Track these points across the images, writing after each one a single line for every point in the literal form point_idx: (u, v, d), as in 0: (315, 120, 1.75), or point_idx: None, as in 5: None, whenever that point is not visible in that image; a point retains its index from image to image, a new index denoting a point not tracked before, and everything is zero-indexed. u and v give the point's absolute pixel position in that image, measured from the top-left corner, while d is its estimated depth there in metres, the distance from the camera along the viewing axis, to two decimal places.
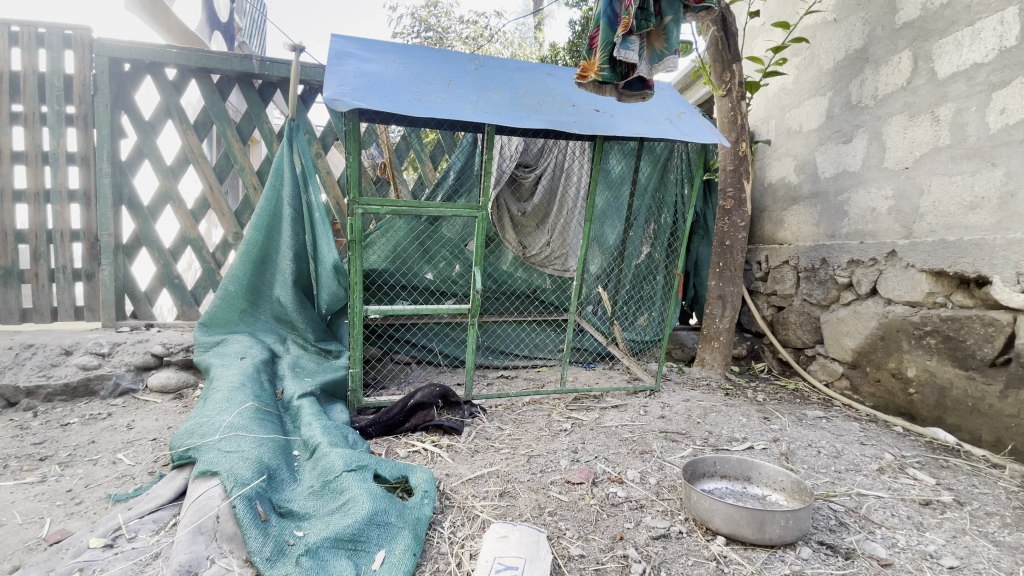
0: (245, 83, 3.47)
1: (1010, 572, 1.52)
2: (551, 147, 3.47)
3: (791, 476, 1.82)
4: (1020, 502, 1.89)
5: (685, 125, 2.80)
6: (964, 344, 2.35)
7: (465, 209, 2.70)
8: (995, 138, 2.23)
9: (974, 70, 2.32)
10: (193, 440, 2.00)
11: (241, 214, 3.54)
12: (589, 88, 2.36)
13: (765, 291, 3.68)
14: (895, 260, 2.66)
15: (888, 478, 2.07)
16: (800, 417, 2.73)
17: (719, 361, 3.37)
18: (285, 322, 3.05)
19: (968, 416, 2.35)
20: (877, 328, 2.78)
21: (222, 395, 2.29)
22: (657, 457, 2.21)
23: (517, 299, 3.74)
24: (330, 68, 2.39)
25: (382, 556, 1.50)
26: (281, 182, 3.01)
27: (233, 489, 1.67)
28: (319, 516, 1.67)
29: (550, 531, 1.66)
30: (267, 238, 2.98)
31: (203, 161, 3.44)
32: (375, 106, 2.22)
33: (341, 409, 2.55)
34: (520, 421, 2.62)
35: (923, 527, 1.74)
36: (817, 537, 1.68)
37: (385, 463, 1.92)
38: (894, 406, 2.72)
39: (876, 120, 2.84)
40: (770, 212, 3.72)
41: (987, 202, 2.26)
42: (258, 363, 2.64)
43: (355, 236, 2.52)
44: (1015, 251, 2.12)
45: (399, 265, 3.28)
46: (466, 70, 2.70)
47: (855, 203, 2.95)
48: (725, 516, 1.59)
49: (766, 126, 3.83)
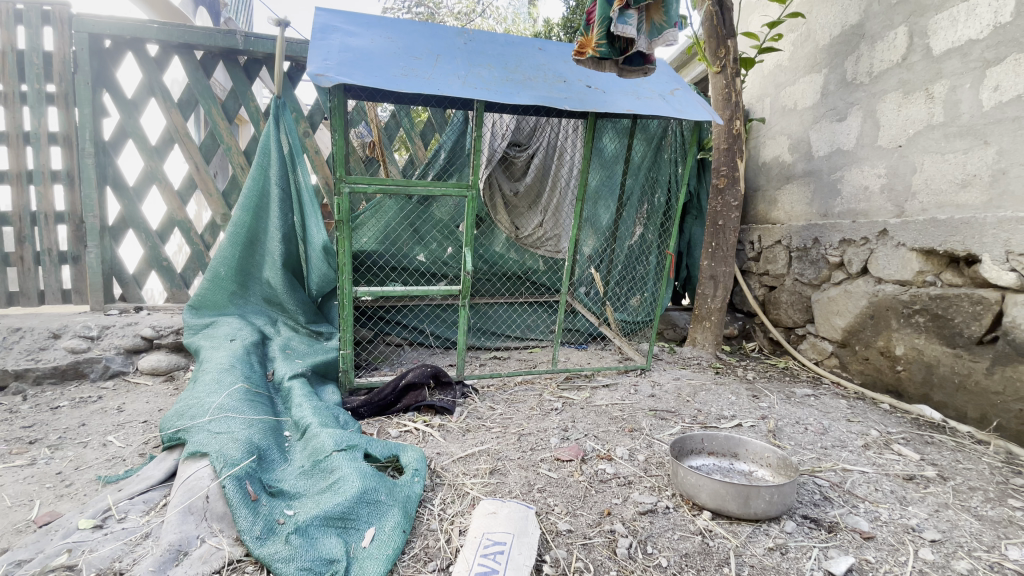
0: (229, 60, 3.37)
1: (991, 545, 1.55)
2: (543, 126, 3.41)
3: (777, 452, 1.84)
4: (1002, 477, 1.92)
5: (679, 102, 2.76)
6: (953, 322, 2.37)
7: (454, 187, 2.65)
8: (989, 115, 2.21)
9: (969, 46, 2.28)
10: (183, 421, 1.99)
11: (229, 194, 3.48)
12: (587, 66, 2.31)
13: (758, 271, 3.69)
14: (887, 239, 2.66)
15: (873, 454, 2.10)
16: (789, 395, 2.76)
17: (710, 340, 3.40)
18: (275, 304, 3.03)
19: (955, 393, 2.38)
20: (867, 307, 2.80)
21: (212, 377, 2.28)
22: (646, 435, 2.23)
23: (508, 280, 3.73)
24: (315, 42, 2.33)
25: (371, 533, 1.51)
26: (268, 162, 2.95)
27: (223, 468, 1.67)
28: (309, 495, 1.68)
29: (539, 507, 1.68)
30: (255, 219, 2.94)
31: (188, 140, 3.36)
32: (360, 82, 2.16)
33: (332, 390, 2.55)
34: (511, 400, 2.64)
35: (906, 502, 1.77)
36: (802, 511, 1.70)
37: (375, 442, 1.93)
38: (881, 383, 2.75)
39: (870, 97, 2.81)
40: (764, 191, 3.70)
41: (978, 179, 2.25)
42: (248, 345, 2.63)
43: (343, 216, 2.48)
44: (1005, 229, 2.12)
45: (389, 246, 3.24)
46: (454, 45, 2.64)
47: (848, 182, 2.93)
48: (711, 492, 1.61)
49: (761, 104, 3.78)
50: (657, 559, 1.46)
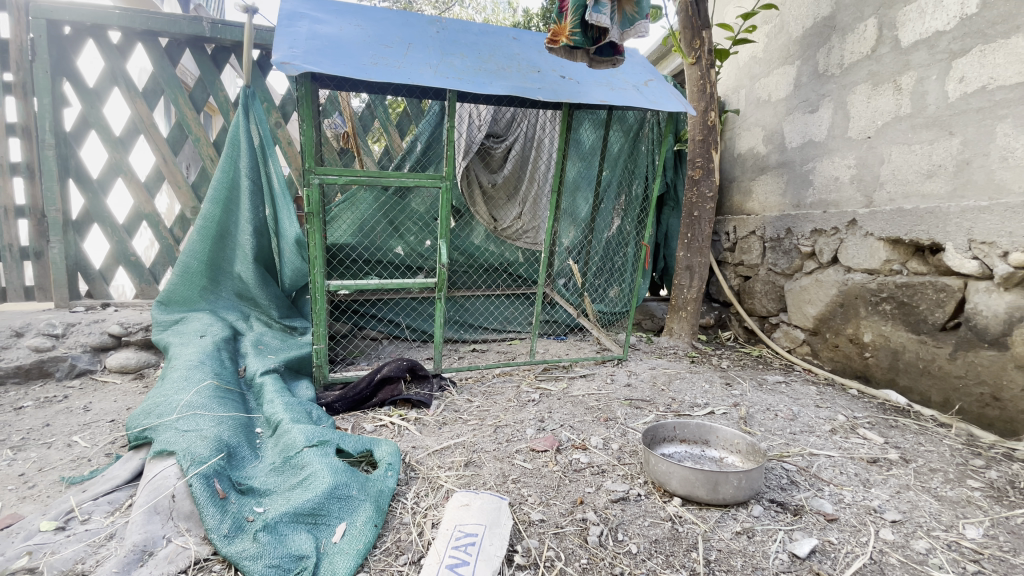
0: (196, 48, 3.26)
1: (948, 525, 1.60)
2: (520, 118, 3.40)
3: (747, 438, 1.87)
4: (962, 459, 1.99)
5: (652, 92, 2.76)
6: (917, 310, 2.44)
7: (428, 178, 2.61)
8: (954, 106, 2.26)
9: (936, 38, 2.32)
10: (150, 420, 1.94)
11: (198, 186, 3.38)
12: (560, 54, 2.28)
13: (733, 262, 3.74)
14: (855, 229, 2.72)
15: (839, 438, 2.16)
16: (761, 382, 2.82)
17: (686, 330, 3.44)
18: (247, 299, 2.97)
19: (919, 378, 2.45)
20: (837, 295, 2.86)
21: (180, 374, 2.22)
22: (621, 424, 2.25)
23: (486, 272, 3.73)
24: (281, 29, 2.26)
25: (343, 528, 1.50)
26: (238, 153, 2.87)
27: (189, 467, 1.63)
28: (280, 492, 1.65)
29: (513, 497, 1.69)
30: (225, 212, 2.87)
31: (154, 130, 3.25)
32: (327, 70, 2.11)
33: (306, 386, 2.51)
34: (489, 392, 2.64)
35: (869, 484, 1.82)
36: (769, 495, 1.74)
37: (348, 438, 1.91)
38: (851, 369, 2.81)
39: (840, 89, 2.85)
40: (738, 182, 3.74)
41: (943, 170, 2.30)
42: (219, 340, 2.57)
43: (313, 208, 2.43)
44: (967, 218, 2.17)
45: (365, 240, 3.20)
46: (427, 33, 2.59)
47: (820, 172, 2.98)
48: (682, 479, 1.63)
49: (736, 95, 3.81)
50: (627, 546, 1.48)
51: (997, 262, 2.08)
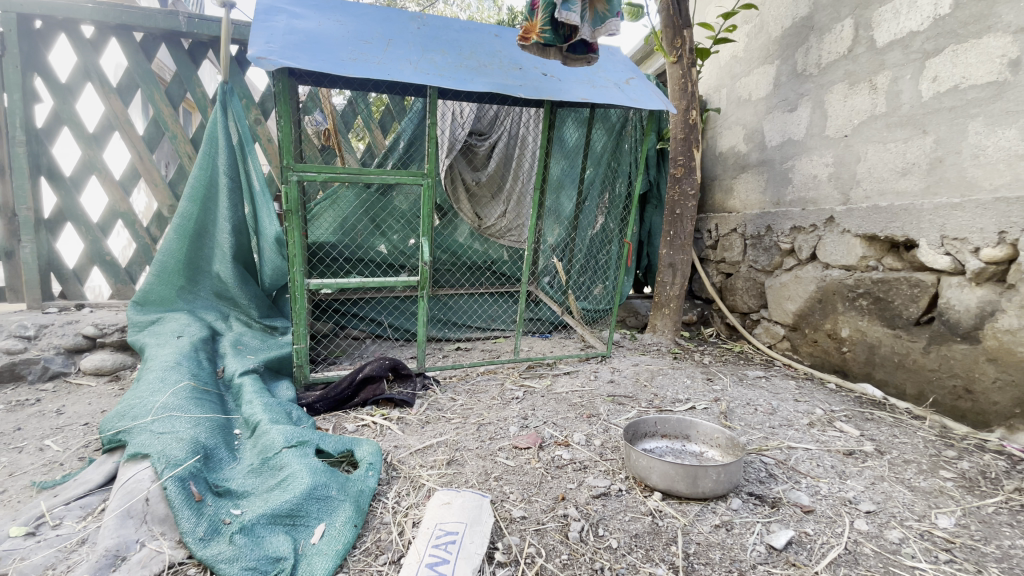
0: (172, 43, 3.19)
1: (921, 515, 1.64)
2: (504, 115, 3.40)
3: (726, 433, 1.89)
4: (934, 450, 2.04)
5: (634, 91, 2.77)
6: (893, 305, 2.49)
7: (409, 175, 2.58)
8: (927, 105, 2.30)
9: (910, 38, 2.36)
10: (125, 422, 1.90)
11: (176, 184, 3.31)
12: (533, 51, 2.29)
13: (715, 259, 3.79)
14: (833, 226, 2.77)
15: (817, 431, 2.19)
16: (741, 377, 2.86)
17: (669, 326, 3.46)
18: (227, 298, 2.92)
19: (894, 371, 2.50)
20: (816, 291, 2.91)
21: (155, 375, 2.18)
22: (604, 420, 2.26)
23: (470, 271, 3.71)
24: (258, 24, 2.23)
25: (321, 529, 1.48)
26: (215, 150, 2.82)
27: (164, 469, 1.60)
28: (257, 494, 1.63)
29: (495, 495, 1.68)
30: (203, 210, 2.82)
31: (129, 127, 3.18)
32: (305, 66, 2.09)
33: (286, 386, 2.48)
34: (473, 391, 2.63)
35: (845, 475, 1.86)
36: (747, 488, 1.76)
37: (328, 438, 1.88)
38: (829, 364, 2.86)
39: (818, 89, 2.89)
40: (720, 180, 3.78)
41: (917, 167, 2.35)
42: (197, 341, 2.52)
43: (292, 205, 2.39)
44: (940, 215, 2.22)
45: (348, 238, 3.18)
46: (407, 29, 2.57)
47: (799, 170, 3.02)
48: (662, 473, 1.64)
49: (718, 94, 3.85)
50: (608, 541, 1.49)
51: (969, 258, 2.12)
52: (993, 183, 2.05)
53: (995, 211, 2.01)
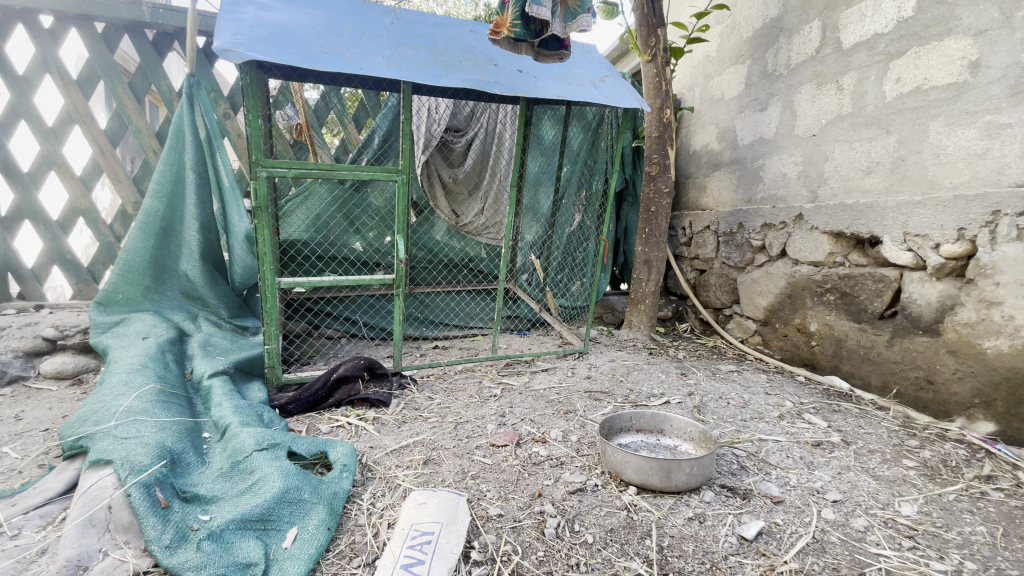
0: (135, 34, 3.07)
1: (885, 503, 1.69)
2: (481, 111, 3.36)
3: (699, 426, 1.93)
4: (898, 439, 2.11)
5: (608, 89, 2.78)
6: (858, 299, 2.57)
7: (382, 172, 2.53)
8: (891, 106, 2.37)
9: (875, 40, 2.43)
10: (86, 428, 1.82)
11: (140, 180, 3.20)
12: (504, 46, 2.27)
13: (689, 256, 3.86)
14: (802, 223, 2.84)
15: (786, 423, 2.25)
16: (714, 371, 2.91)
17: (645, 322, 3.51)
18: (195, 298, 2.84)
19: (860, 364, 2.57)
20: (786, 287, 2.98)
21: (119, 379, 2.10)
22: (581, 416, 2.28)
23: (447, 268, 3.68)
24: (223, 15, 2.16)
25: (293, 533, 1.45)
26: (182, 145, 2.73)
27: (128, 476, 1.54)
28: (227, 498, 1.59)
29: (472, 493, 1.68)
30: (169, 207, 2.73)
31: (90, 120, 3.05)
32: (274, 59, 2.04)
33: (258, 388, 2.42)
34: (450, 389, 2.61)
35: (813, 466, 1.91)
36: (720, 481, 1.80)
37: (301, 440, 1.85)
38: (799, 358, 2.94)
39: (788, 89, 2.95)
40: (694, 178, 3.84)
41: (881, 166, 2.42)
42: (163, 342, 2.44)
43: (261, 202, 2.32)
44: (903, 213, 2.29)
45: (323, 236, 3.13)
46: (380, 23, 2.54)
47: (769, 168, 3.09)
48: (637, 468, 1.66)
49: (691, 93, 3.91)
50: (584, 536, 1.49)
51: (930, 253, 2.20)
52: (953, 182, 2.12)
53: (955, 209, 2.08)
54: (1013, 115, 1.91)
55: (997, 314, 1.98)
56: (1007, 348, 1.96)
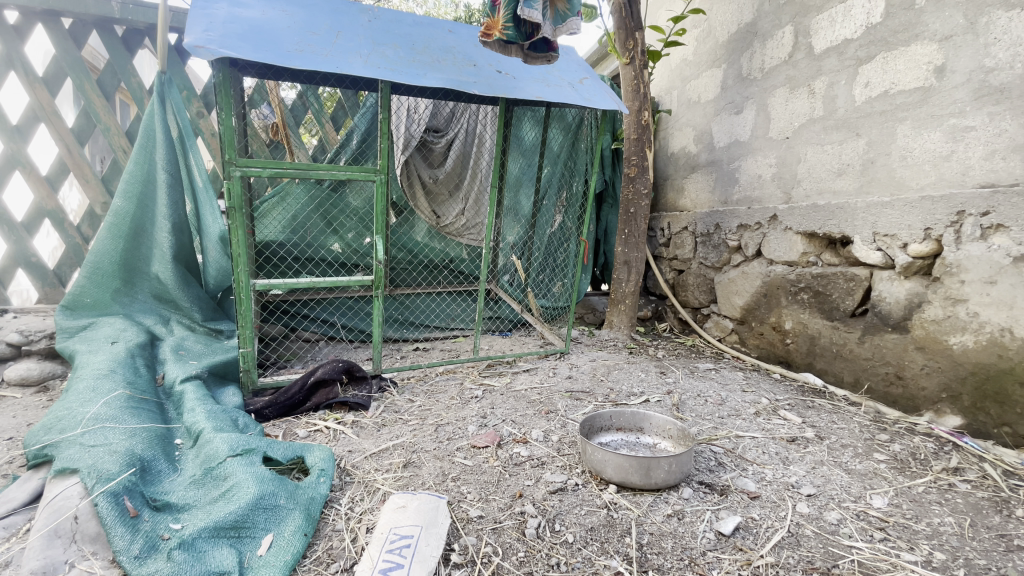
0: (104, 30, 2.98)
1: (857, 496, 1.74)
2: (461, 111, 3.36)
3: (677, 424, 1.95)
4: (869, 434, 2.16)
5: (587, 90, 2.80)
6: (831, 298, 2.63)
7: (360, 172, 2.50)
8: (861, 109, 2.43)
9: (845, 45, 2.50)
10: (51, 436, 1.76)
11: (110, 180, 3.10)
12: (494, 49, 2.27)
13: (668, 256, 3.92)
14: (777, 224, 2.90)
15: (762, 420, 2.29)
16: (693, 369, 2.95)
17: (625, 322, 3.54)
18: (167, 301, 2.77)
19: (833, 361, 2.63)
20: (761, 286, 3.04)
21: (86, 385, 2.03)
22: (562, 416, 2.29)
23: (427, 269, 3.66)
24: (195, 11, 2.11)
25: (269, 540, 1.42)
26: (153, 144, 2.66)
27: (95, 485, 1.49)
28: (200, 506, 1.55)
29: (452, 496, 1.67)
30: (140, 207, 2.65)
31: (57, 118, 2.95)
32: (247, 56, 2.00)
33: (232, 393, 2.37)
34: (431, 391, 2.59)
35: (788, 461, 1.95)
36: (698, 477, 1.82)
37: (277, 445, 1.81)
38: (775, 355, 3.00)
39: (762, 92, 3.01)
40: (673, 179, 3.90)
41: (851, 168, 2.49)
42: (133, 347, 2.37)
43: (235, 202, 2.28)
44: (872, 213, 2.36)
45: (301, 236, 3.08)
46: (358, 22, 2.51)
47: (745, 170, 3.15)
48: (616, 466, 1.67)
49: (669, 96, 3.96)
50: (564, 536, 1.50)
51: (898, 253, 2.27)
52: (919, 183, 2.19)
53: (921, 209, 2.15)
54: (976, 118, 1.98)
55: (962, 310, 2.05)
56: (972, 343, 2.03)
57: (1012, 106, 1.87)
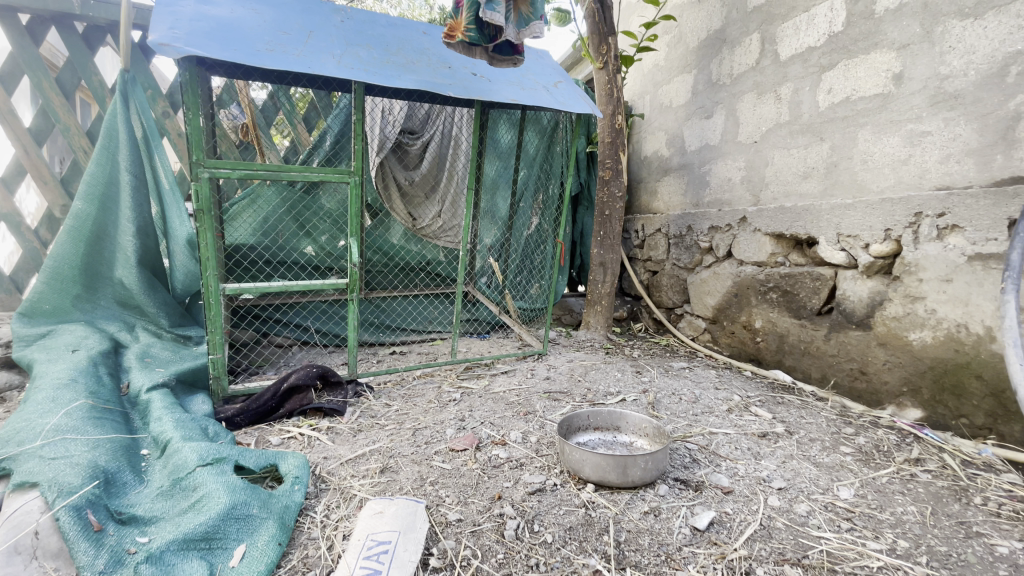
0: (63, 27, 2.86)
1: (824, 488, 1.80)
2: (437, 113, 3.36)
3: (653, 422, 1.98)
4: (836, 428, 2.24)
5: (561, 94, 2.83)
6: (798, 297, 2.72)
7: (334, 173, 2.46)
8: (824, 114, 2.52)
9: (809, 52, 2.59)
10: (7, 449, 1.67)
11: (70, 181, 2.98)
12: (458, 50, 2.27)
13: (642, 258, 4.01)
14: (746, 225, 2.98)
15: (735, 416, 2.35)
16: (667, 368, 3.01)
17: (602, 322, 3.59)
18: (132, 306, 2.67)
19: (801, 358, 2.72)
20: (732, 286, 3.12)
21: (45, 395, 1.94)
22: (540, 416, 2.29)
23: (403, 272, 3.64)
24: (159, 9, 2.06)
25: (241, 551, 1.38)
26: (116, 145, 2.57)
27: (57, 499, 1.42)
28: (168, 518, 1.50)
29: (430, 500, 1.66)
30: (103, 210, 2.56)
31: (12, 118, 2.82)
32: (215, 56, 1.95)
33: (201, 401, 2.30)
34: (408, 395, 2.57)
35: (759, 456, 2.00)
36: (673, 474, 1.85)
37: (249, 453, 1.77)
38: (745, 353, 3.07)
39: (731, 97, 3.10)
40: (646, 182, 3.97)
41: (816, 171, 2.57)
42: (95, 355, 2.27)
43: (203, 204, 2.21)
44: (836, 215, 2.45)
45: (272, 239, 3.02)
46: (330, 22, 2.48)
47: (715, 173, 3.22)
48: (594, 465, 1.69)
49: (641, 100, 4.04)
50: (543, 536, 1.50)
51: (860, 253, 2.36)
52: (880, 186, 2.28)
53: (882, 211, 2.24)
54: (932, 123, 2.07)
55: (921, 307, 2.15)
56: (930, 339, 2.12)
57: (966, 112, 1.97)
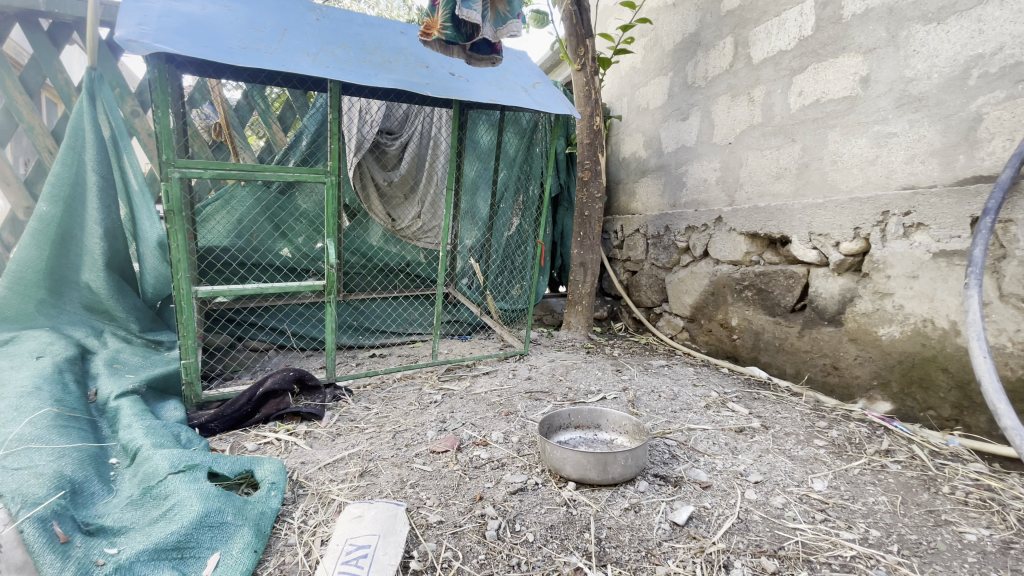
0: (27, 23, 2.76)
1: (799, 480, 1.84)
2: (415, 114, 3.34)
3: (632, 419, 2.00)
4: (810, 421, 2.29)
5: (540, 95, 2.84)
6: (772, 294, 2.78)
7: (309, 173, 2.41)
8: (795, 117, 2.59)
9: (780, 56, 2.65)
10: None
11: (34, 183, 2.87)
12: (435, 49, 2.26)
13: (622, 258, 4.04)
14: (721, 225, 3.03)
15: (712, 412, 2.39)
16: (646, 366, 3.04)
17: (582, 323, 3.61)
18: (99, 311, 2.59)
19: (776, 354, 2.78)
20: (709, 285, 3.17)
21: (6, 403, 1.86)
22: (522, 416, 2.30)
23: (382, 273, 3.60)
24: (127, 4, 2.00)
25: (215, 559, 1.35)
26: (82, 145, 2.49)
27: (20, 511, 1.37)
28: (139, 528, 1.45)
29: (411, 502, 1.64)
30: (68, 212, 2.47)
31: None
32: (186, 53, 1.91)
33: (174, 407, 2.24)
34: (388, 398, 2.54)
35: (736, 451, 2.03)
36: (653, 470, 1.87)
37: (223, 459, 1.73)
38: (722, 351, 3.12)
39: (706, 99, 3.15)
40: (625, 183, 4.01)
41: (788, 172, 2.64)
42: (61, 361, 2.19)
43: (173, 205, 2.15)
44: (808, 214, 2.51)
45: (248, 241, 2.96)
46: (305, 20, 2.45)
47: (692, 175, 3.28)
48: (575, 463, 1.70)
49: (619, 102, 4.08)
50: (524, 535, 1.50)
51: (831, 251, 2.43)
52: (849, 186, 2.35)
53: (851, 210, 2.31)
54: (897, 125, 2.14)
55: (889, 303, 2.22)
56: (898, 334, 2.19)
57: (929, 114, 2.04)
